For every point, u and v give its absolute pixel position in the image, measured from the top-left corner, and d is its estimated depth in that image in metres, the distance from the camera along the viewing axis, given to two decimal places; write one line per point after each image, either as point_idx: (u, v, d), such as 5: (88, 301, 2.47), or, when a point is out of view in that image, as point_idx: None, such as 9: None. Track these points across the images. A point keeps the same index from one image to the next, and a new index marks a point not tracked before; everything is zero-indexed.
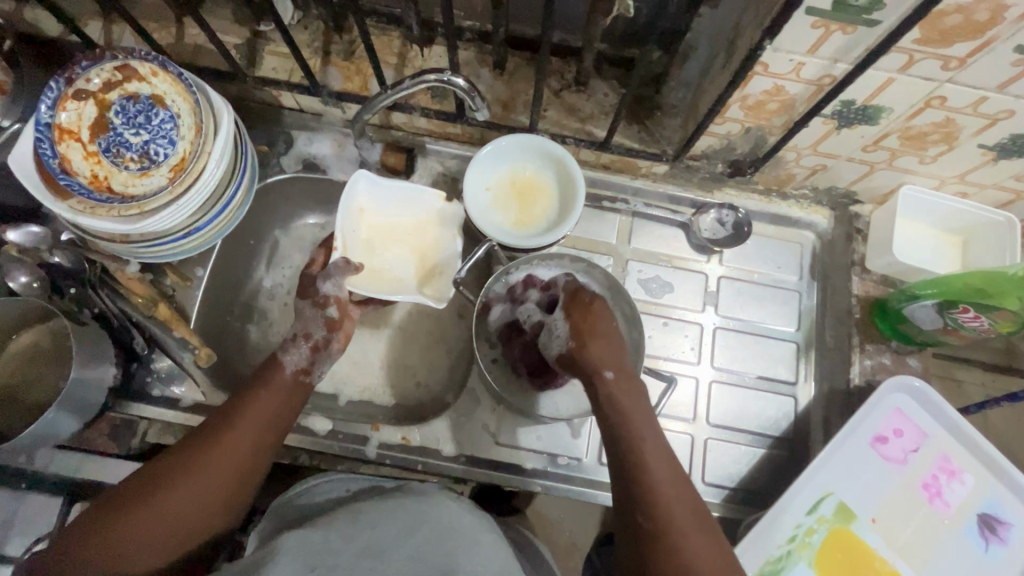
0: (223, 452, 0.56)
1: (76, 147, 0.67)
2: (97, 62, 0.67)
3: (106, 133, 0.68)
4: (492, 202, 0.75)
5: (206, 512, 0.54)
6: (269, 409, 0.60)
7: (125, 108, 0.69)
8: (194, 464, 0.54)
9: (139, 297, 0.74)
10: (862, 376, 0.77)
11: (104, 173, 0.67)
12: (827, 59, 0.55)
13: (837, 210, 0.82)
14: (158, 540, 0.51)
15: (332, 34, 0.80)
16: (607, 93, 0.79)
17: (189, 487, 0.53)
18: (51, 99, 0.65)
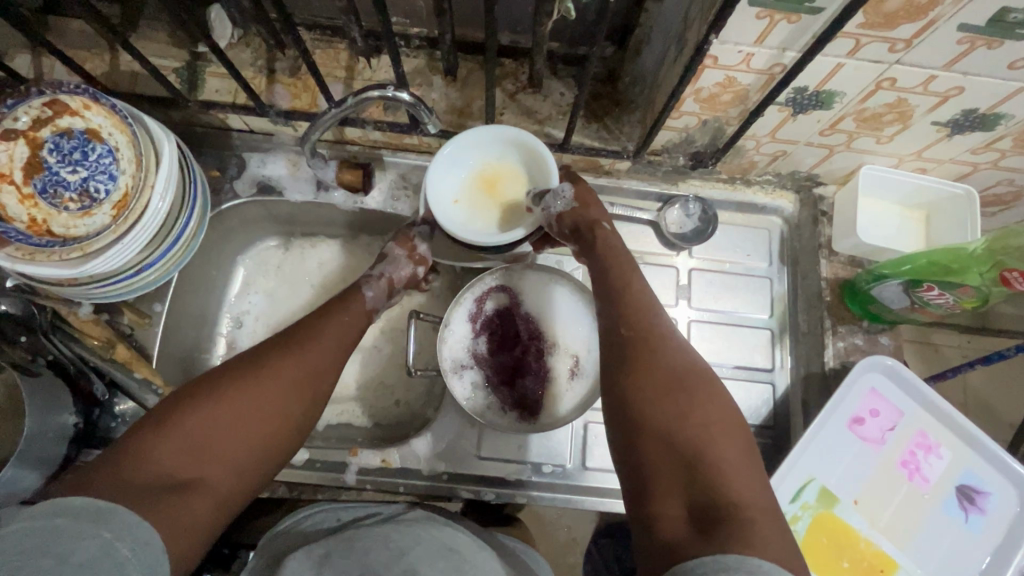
0: (291, 372, 0.59)
1: (11, 191, 0.64)
2: (23, 99, 0.64)
3: (41, 173, 0.65)
4: (467, 214, 0.71)
5: (278, 419, 0.56)
6: (339, 332, 0.65)
7: (59, 144, 0.65)
8: (264, 372, 0.57)
9: (94, 340, 0.70)
10: (837, 357, 0.76)
11: (43, 217, 0.64)
12: (776, 48, 0.54)
13: (801, 193, 0.82)
14: (236, 436, 0.54)
15: (275, 51, 0.77)
16: (563, 93, 0.78)
17: (261, 396, 0.56)
18: None
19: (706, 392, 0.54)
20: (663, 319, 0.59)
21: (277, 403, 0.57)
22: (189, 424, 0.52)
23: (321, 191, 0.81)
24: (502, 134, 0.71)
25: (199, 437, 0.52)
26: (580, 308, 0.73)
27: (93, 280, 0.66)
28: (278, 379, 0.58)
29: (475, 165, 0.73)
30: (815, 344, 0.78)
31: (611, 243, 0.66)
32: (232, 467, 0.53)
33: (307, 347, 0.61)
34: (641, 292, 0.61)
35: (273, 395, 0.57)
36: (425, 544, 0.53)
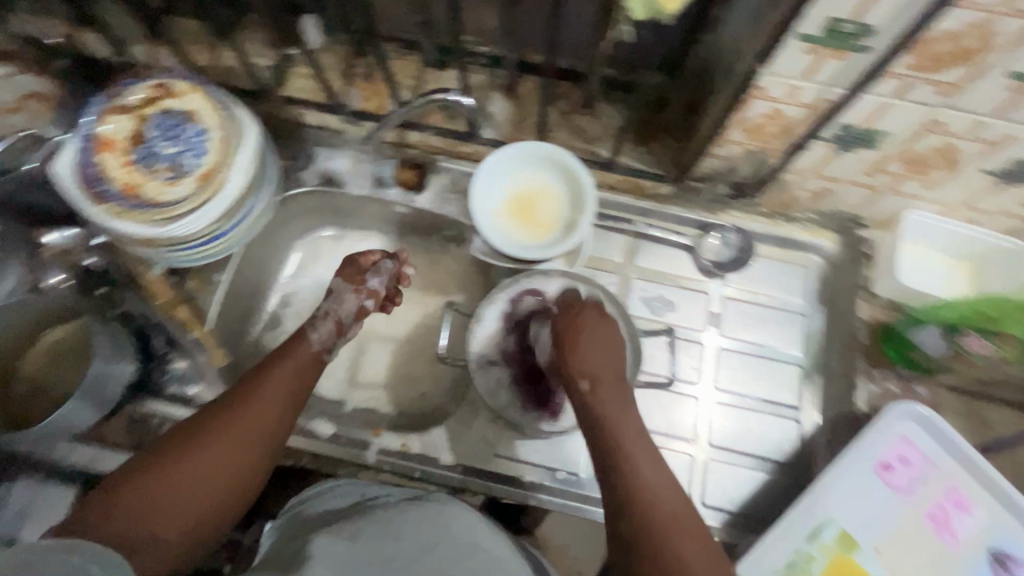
0: (255, 418, 0.55)
1: (114, 158, 0.71)
2: (140, 82, 0.74)
3: (142, 145, 0.72)
4: (504, 213, 0.74)
5: (243, 471, 0.53)
6: (288, 375, 0.61)
7: (160, 122, 0.73)
8: (222, 426, 0.54)
9: (160, 298, 0.79)
10: (868, 402, 0.75)
11: (137, 182, 0.71)
12: (823, 83, 0.57)
13: (844, 233, 0.81)
14: (200, 496, 0.50)
15: (354, 58, 0.85)
16: (614, 116, 0.82)
17: (217, 453, 0.52)
18: (96, 115, 0.72)
19: (693, 528, 0.52)
20: (649, 468, 0.55)
21: (231, 460, 0.52)
22: (144, 489, 0.48)
23: (378, 187, 0.87)
24: (573, 171, 0.74)
25: (157, 502, 0.48)
26: None
27: (170, 243, 0.73)
28: (239, 429, 0.54)
29: (545, 179, 0.75)
30: (845, 385, 0.76)
31: (600, 393, 0.60)
32: (195, 528, 0.50)
33: (260, 392, 0.58)
34: (623, 405, 0.59)
35: (228, 455, 0.52)
36: (443, 535, 0.52)
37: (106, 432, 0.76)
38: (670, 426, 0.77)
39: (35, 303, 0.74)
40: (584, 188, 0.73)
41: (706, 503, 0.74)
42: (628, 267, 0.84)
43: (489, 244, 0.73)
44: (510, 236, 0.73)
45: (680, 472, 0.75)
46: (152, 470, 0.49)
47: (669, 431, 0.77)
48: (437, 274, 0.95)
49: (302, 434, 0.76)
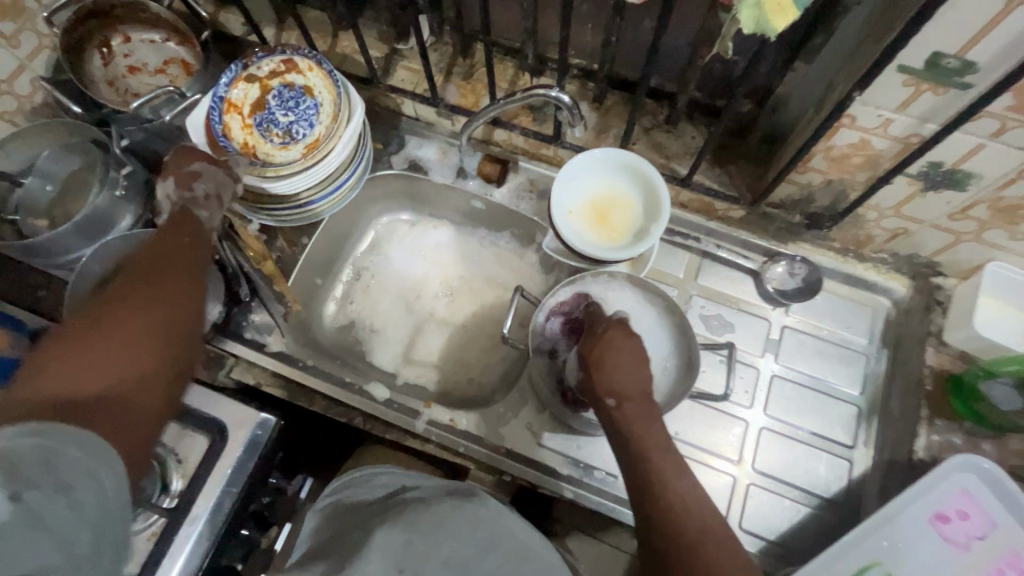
0: (158, 296, 0.60)
1: (237, 119, 0.80)
2: (269, 54, 0.81)
3: (263, 111, 0.82)
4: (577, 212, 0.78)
5: (162, 330, 0.58)
6: (175, 253, 0.65)
7: (281, 93, 0.82)
8: (128, 298, 0.59)
9: (251, 251, 0.83)
10: (927, 450, 0.71)
11: (253, 143, 0.80)
12: (916, 117, 0.58)
13: (917, 279, 0.81)
14: (123, 351, 0.55)
15: (457, 58, 0.92)
16: (694, 137, 0.85)
17: (132, 314, 0.57)
18: (229, 78, 0.80)
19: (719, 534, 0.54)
20: (679, 486, 0.56)
21: (147, 320, 0.58)
22: (57, 367, 0.52)
23: (459, 177, 0.93)
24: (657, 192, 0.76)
25: (86, 358, 0.53)
26: (662, 328, 0.75)
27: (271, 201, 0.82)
28: (141, 298, 0.59)
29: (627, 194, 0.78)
30: (905, 432, 0.74)
31: (626, 412, 0.59)
32: (130, 376, 0.55)
33: (160, 276, 0.62)
34: (652, 426, 0.59)
35: (141, 313, 0.58)
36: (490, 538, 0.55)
37: None
38: (713, 444, 0.77)
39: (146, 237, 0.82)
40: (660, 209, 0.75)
41: (743, 527, 0.73)
42: (689, 283, 0.85)
43: (561, 238, 0.76)
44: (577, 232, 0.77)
45: (721, 491, 0.75)
46: (62, 351, 0.54)
47: (714, 449, 0.77)
48: (500, 268, 0.99)
49: (358, 395, 0.80)
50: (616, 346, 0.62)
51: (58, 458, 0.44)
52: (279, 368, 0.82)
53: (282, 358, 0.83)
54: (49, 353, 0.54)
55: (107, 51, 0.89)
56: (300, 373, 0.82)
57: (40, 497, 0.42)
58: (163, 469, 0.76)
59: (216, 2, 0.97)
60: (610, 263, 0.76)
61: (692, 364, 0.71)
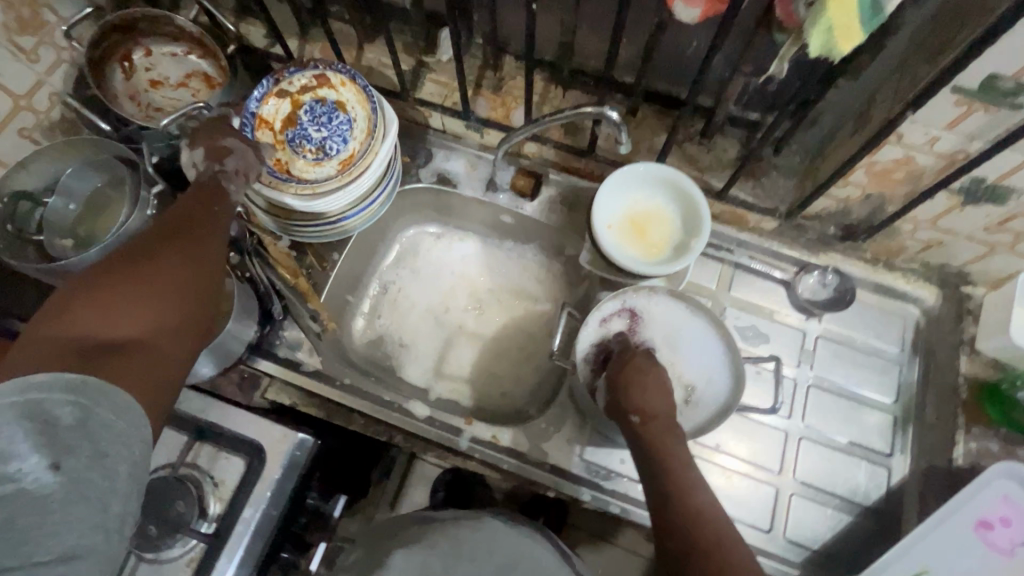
0: (178, 248, 0.57)
1: (269, 135, 0.79)
2: (302, 70, 0.81)
3: (294, 127, 0.80)
4: (617, 224, 0.77)
5: (192, 283, 0.57)
6: (201, 202, 0.62)
7: (313, 108, 0.81)
8: (155, 248, 0.56)
9: (285, 269, 0.85)
10: (966, 457, 0.74)
11: (285, 159, 0.78)
12: (964, 136, 0.59)
13: (946, 287, 0.82)
14: (153, 300, 0.53)
15: (486, 70, 0.91)
16: (727, 149, 0.85)
17: (162, 265, 0.55)
18: (260, 93, 0.79)
19: (729, 540, 0.55)
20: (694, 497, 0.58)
21: (175, 274, 0.56)
22: (74, 322, 0.49)
23: (489, 190, 0.92)
24: (699, 210, 0.76)
25: (117, 303, 0.51)
26: (708, 339, 0.75)
27: (303, 218, 0.80)
28: (171, 248, 0.57)
29: (666, 210, 0.78)
30: (941, 439, 0.75)
31: (651, 429, 0.62)
32: (162, 325, 0.53)
33: (189, 226, 0.59)
34: (676, 446, 0.61)
35: (169, 266, 0.55)
36: (509, 558, 0.61)
37: (222, 383, 0.82)
38: (753, 455, 0.77)
39: None
40: (700, 226, 0.75)
41: (787, 537, 0.74)
42: (722, 294, 0.86)
43: (603, 252, 0.76)
44: (616, 244, 0.77)
45: (765, 502, 0.75)
46: (78, 305, 0.50)
47: (756, 460, 0.77)
48: (528, 280, 0.98)
49: (399, 412, 0.80)
50: (644, 370, 0.66)
51: (93, 419, 0.45)
52: (315, 387, 0.82)
53: (319, 376, 0.82)
54: (75, 293, 0.52)
55: (129, 64, 0.87)
56: (338, 392, 0.81)
57: (79, 464, 0.43)
58: (200, 495, 0.74)
59: (237, 13, 0.95)
60: (649, 277, 0.77)
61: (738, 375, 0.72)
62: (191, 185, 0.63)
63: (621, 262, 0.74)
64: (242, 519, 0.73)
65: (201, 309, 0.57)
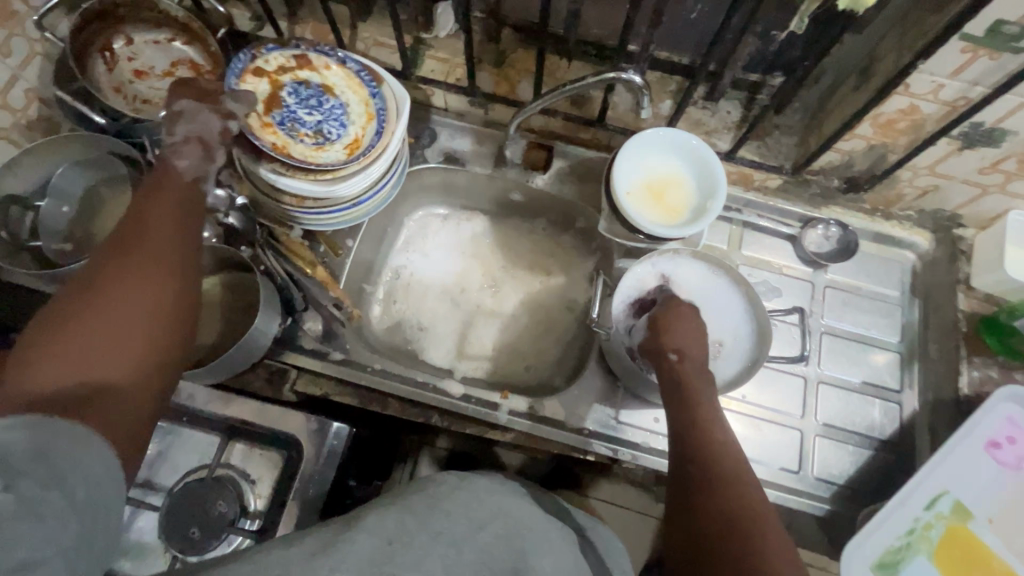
0: (138, 268, 0.53)
1: (256, 117, 0.73)
2: (280, 49, 0.77)
3: (282, 109, 0.75)
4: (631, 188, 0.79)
5: (161, 308, 0.53)
6: (163, 210, 0.57)
7: (297, 90, 0.77)
8: (116, 271, 0.52)
9: (301, 258, 0.82)
10: (970, 386, 0.78)
11: (282, 143, 0.74)
12: (967, 82, 0.63)
13: (939, 232, 0.87)
14: (120, 332, 0.50)
15: (487, 44, 0.90)
16: (731, 111, 0.87)
17: (125, 292, 0.51)
18: (237, 71, 0.73)
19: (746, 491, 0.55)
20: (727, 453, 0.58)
21: (140, 301, 0.51)
22: (37, 358, 0.47)
23: (499, 164, 0.92)
24: (716, 174, 0.78)
25: (83, 341, 0.48)
26: (735, 299, 0.78)
27: (317, 204, 0.77)
28: (132, 268, 0.52)
29: (681, 174, 0.80)
30: (946, 372, 0.81)
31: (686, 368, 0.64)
32: (130, 358, 0.50)
33: (148, 240, 0.55)
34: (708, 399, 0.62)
35: (133, 293, 0.51)
36: (501, 525, 0.53)
37: (250, 381, 0.81)
38: (777, 403, 0.81)
39: None
40: (717, 186, 0.77)
41: (815, 475, 0.78)
42: (734, 253, 0.89)
43: (628, 221, 0.77)
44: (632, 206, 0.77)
45: (792, 445, 0.79)
46: (39, 346, 0.47)
47: (779, 407, 0.81)
48: (540, 254, 0.97)
49: (434, 393, 0.81)
50: (679, 322, 0.68)
51: (50, 449, 0.41)
52: (345, 375, 0.81)
53: (348, 365, 0.81)
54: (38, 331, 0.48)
55: (111, 54, 0.82)
56: (371, 377, 0.81)
57: (33, 485, 0.39)
58: (239, 493, 0.73)
59: None
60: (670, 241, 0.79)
61: (766, 332, 0.75)
62: (152, 190, 0.59)
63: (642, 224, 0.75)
64: (289, 511, 0.71)
65: (174, 334, 0.54)
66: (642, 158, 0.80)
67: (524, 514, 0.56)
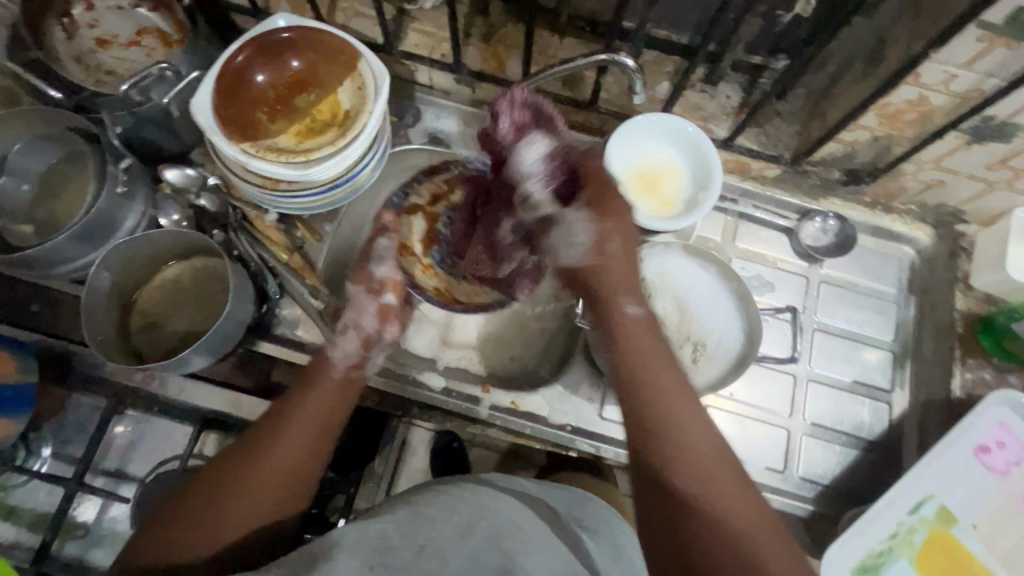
0: (265, 474, 0.57)
1: (416, 262, 0.84)
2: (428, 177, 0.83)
3: (437, 245, 0.85)
4: (625, 175, 0.75)
5: (281, 504, 0.57)
6: (321, 405, 0.62)
7: (449, 219, 0.85)
8: (252, 470, 0.56)
9: (277, 245, 0.79)
10: (963, 389, 0.76)
11: (445, 286, 0.84)
12: (981, 73, 0.59)
13: (940, 227, 0.84)
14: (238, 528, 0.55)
15: (475, 17, 0.84)
16: (730, 95, 0.83)
17: (256, 493, 0.56)
18: (395, 206, 0.82)
19: (700, 443, 0.56)
20: (678, 405, 0.58)
21: (259, 498, 0.56)
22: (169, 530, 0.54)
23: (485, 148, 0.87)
24: (713, 166, 0.74)
25: (209, 523, 0.54)
26: (723, 296, 0.78)
27: (292, 187, 0.73)
28: (262, 468, 0.57)
29: (680, 164, 0.76)
30: (939, 373, 0.79)
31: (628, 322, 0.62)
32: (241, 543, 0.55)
33: (281, 436, 0.58)
34: (653, 344, 0.62)
35: (258, 492, 0.56)
36: (498, 530, 0.52)
37: (221, 370, 0.76)
38: (766, 401, 0.80)
39: (161, 238, 0.72)
40: (711, 176, 0.74)
41: (801, 475, 0.77)
42: (729, 246, 0.85)
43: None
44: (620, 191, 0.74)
45: (778, 444, 0.78)
46: (185, 514, 0.55)
47: (767, 406, 0.80)
48: None
49: (414, 386, 0.80)
50: (621, 232, 0.64)
51: None
52: (320, 366, 0.77)
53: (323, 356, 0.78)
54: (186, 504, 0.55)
55: (70, 21, 0.77)
56: None
57: None
58: None
59: None
60: (661, 233, 0.78)
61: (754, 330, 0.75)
62: (331, 387, 0.64)
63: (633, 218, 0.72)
64: None
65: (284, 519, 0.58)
66: (647, 143, 0.77)
67: (512, 514, 0.55)
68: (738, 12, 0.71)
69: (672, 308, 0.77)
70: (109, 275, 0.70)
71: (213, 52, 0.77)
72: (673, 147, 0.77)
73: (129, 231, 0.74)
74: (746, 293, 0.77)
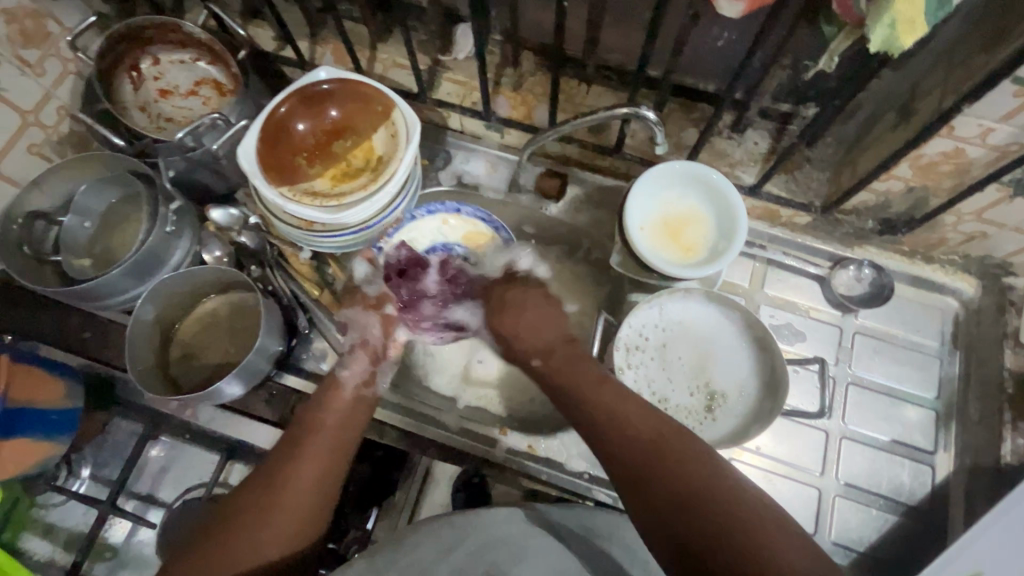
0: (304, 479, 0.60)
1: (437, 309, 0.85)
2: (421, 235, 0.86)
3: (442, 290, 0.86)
4: (645, 219, 0.76)
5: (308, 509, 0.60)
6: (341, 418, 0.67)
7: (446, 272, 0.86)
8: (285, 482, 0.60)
9: (307, 278, 0.84)
10: (1015, 454, 0.71)
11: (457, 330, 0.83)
12: (1020, 127, 0.57)
13: (987, 279, 0.80)
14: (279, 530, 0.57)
15: (505, 67, 0.87)
16: (759, 142, 0.82)
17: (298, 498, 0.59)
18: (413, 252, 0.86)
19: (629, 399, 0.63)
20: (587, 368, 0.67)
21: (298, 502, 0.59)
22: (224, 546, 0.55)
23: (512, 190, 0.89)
24: (738, 215, 0.73)
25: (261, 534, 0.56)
26: (744, 350, 0.77)
27: (325, 228, 0.76)
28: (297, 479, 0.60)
29: (702, 214, 0.76)
30: (987, 436, 0.74)
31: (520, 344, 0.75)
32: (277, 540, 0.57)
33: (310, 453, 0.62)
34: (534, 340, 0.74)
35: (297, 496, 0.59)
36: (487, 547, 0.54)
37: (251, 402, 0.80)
38: (795, 457, 0.76)
39: (199, 274, 0.77)
40: (736, 222, 0.73)
41: (833, 540, 0.73)
42: (756, 292, 0.83)
43: (638, 258, 0.74)
44: (642, 234, 0.75)
45: (809, 504, 0.74)
46: (230, 527, 0.57)
47: (797, 462, 0.76)
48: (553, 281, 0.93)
49: (432, 425, 0.80)
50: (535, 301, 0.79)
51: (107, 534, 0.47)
52: None
53: None
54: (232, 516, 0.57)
55: (137, 75, 0.85)
56: None
57: None
58: None
59: (244, 17, 0.91)
60: (683, 280, 0.77)
61: (778, 385, 0.73)
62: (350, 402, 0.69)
63: (656, 262, 0.72)
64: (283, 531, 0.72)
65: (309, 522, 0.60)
66: (671, 190, 0.77)
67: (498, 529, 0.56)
68: (763, 64, 0.71)
69: (690, 358, 0.77)
70: (150, 305, 0.74)
71: (261, 101, 0.82)
72: (697, 195, 0.77)
73: (173, 266, 0.79)
74: (772, 343, 0.74)
